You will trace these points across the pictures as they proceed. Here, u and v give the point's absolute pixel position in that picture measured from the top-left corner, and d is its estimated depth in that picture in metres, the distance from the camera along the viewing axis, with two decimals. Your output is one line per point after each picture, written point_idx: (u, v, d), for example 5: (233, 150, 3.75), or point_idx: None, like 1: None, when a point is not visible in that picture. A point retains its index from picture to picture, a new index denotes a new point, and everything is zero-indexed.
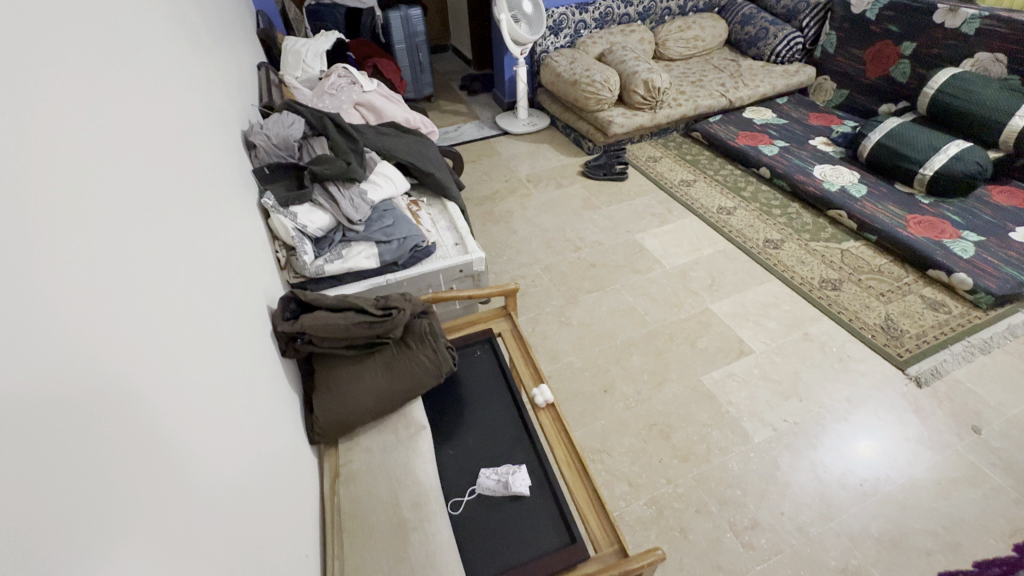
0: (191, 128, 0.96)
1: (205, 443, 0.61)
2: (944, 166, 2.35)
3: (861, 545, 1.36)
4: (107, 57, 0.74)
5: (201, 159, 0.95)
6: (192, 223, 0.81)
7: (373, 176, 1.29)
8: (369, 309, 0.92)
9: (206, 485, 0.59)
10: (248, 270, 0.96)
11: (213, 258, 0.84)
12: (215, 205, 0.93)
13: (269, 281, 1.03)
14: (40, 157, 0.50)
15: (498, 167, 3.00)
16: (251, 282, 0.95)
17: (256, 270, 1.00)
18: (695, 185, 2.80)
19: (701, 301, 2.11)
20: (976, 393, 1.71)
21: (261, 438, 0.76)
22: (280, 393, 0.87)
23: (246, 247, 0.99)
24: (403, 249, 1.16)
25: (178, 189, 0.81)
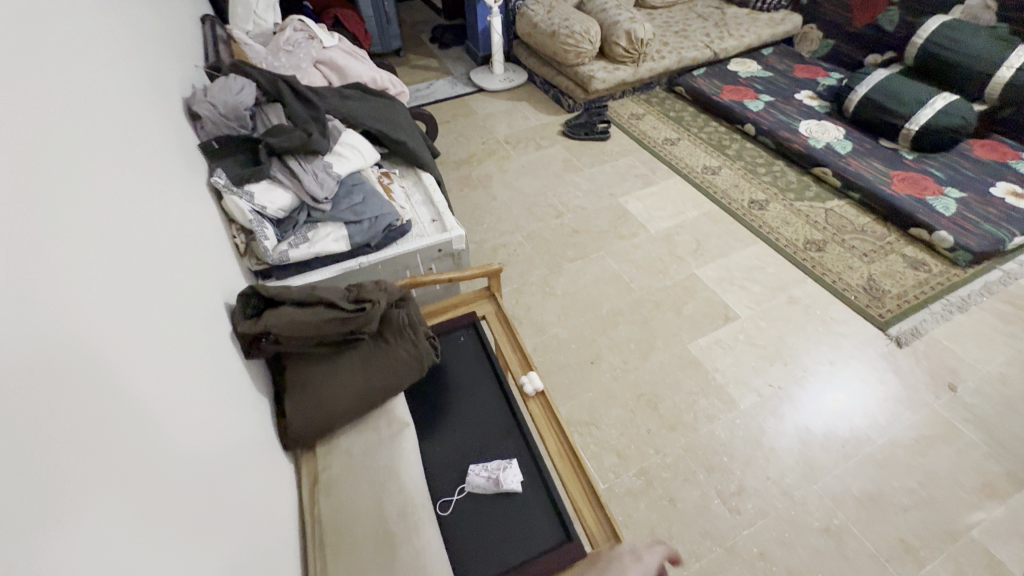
0: (127, 95, 0.84)
1: (180, 433, 0.60)
2: (929, 120, 2.32)
3: (842, 505, 1.39)
4: (10, 10, 0.61)
5: (140, 132, 0.84)
6: (135, 210, 0.71)
7: (338, 147, 1.17)
8: (340, 303, 0.83)
9: (186, 474, 0.58)
10: (205, 260, 0.86)
11: (163, 249, 0.74)
12: (157, 187, 0.81)
13: (227, 272, 0.93)
14: None
15: (474, 128, 2.84)
16: (210, 272, 0.86)
17: (214, 259, 0.90)
18: (679, 143, 2.71)
19: (686, 266, 2.07)
20: (952, 350, 1.75)
21: (232, 444, 0.70)
22: (248, 396, 0.79)
23: (200, 233, 0.89)
24: (375, 230, 1.06)
25: (116, 169, 0.71)
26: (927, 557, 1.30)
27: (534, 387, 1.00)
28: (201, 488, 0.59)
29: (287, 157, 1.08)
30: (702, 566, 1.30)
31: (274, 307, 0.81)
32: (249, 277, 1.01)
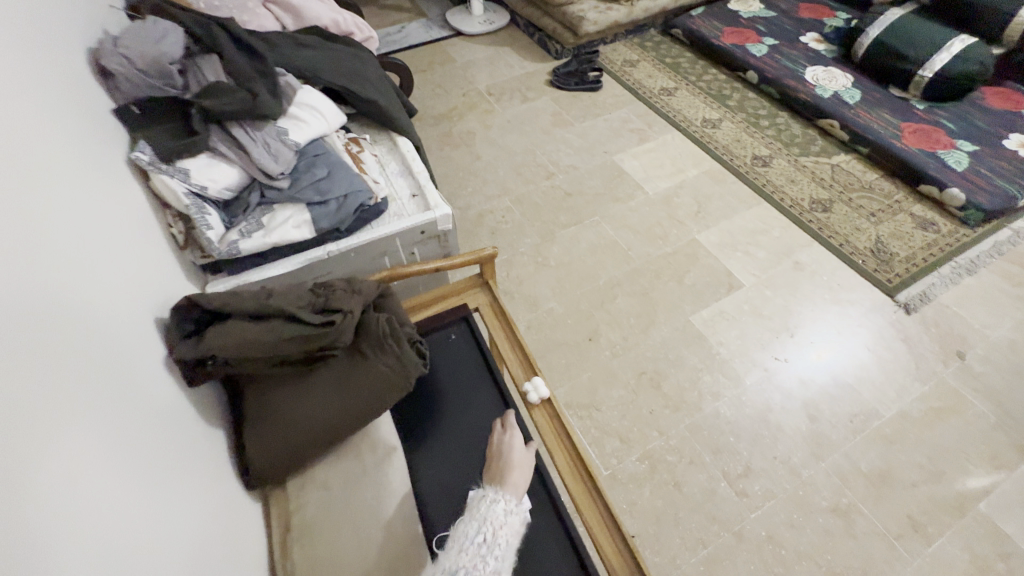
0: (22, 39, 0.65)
1: (103, 415, 0.51)
2: (945, 67, 2.16)
3: (851, 484, 1.35)
4: None
5: (38, 87, 0.64)
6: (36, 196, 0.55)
7: (293, 109, 0.97)
8: (304, 315, 0.67)
9: (116, 458, 0.50)
10: (135, 258, 0.70)
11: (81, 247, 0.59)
12: (65, 167, 0.63)
13: (166, 271, 0.76)
14: None
15: (453, 78, 2.57)
16: (144, 273, 0.70)
17: (148, 255, 0.74)
18: (676, 93, 2.50)
19: (687, 230, 1.93)
20: (961, 316, 1.68)
21: (181, 486, 0.57)
22: (196, 434, 0.65)
23: (129, 221, 0.72)
24: (345, 211, 0.89)
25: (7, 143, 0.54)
26: (935, 533, 1.27)
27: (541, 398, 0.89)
28: (135, 471, 0.52)
29: (230, 123, 0.88)
30: (710, 552, 1.25)
31: (220, 325, 0.65)
32: (192, 274, 0.84)
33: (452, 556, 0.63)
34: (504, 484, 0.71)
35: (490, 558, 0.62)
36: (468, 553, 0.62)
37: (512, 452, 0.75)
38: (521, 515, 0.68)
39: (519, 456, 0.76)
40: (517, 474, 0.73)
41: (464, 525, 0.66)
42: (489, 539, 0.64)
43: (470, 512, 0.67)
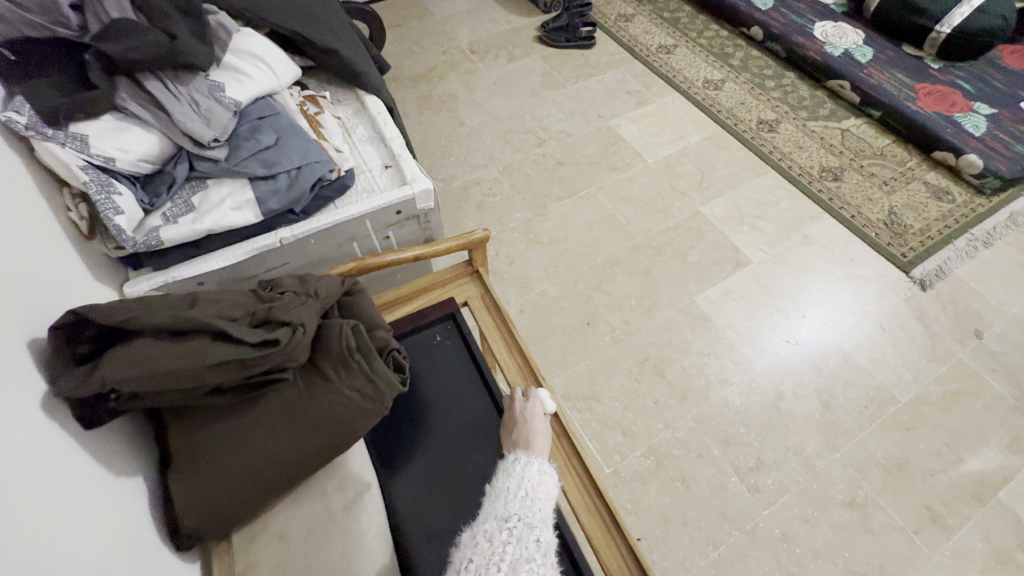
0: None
1: None
2: (965, 21, 2.00)
3: (868, 475, 1.27)
4: None
5: None
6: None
7: (230, 59, 0.78)
8: (239, 330, 0.51)
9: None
10: (14, 248, 0.52)
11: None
12: None
13: (64, 267, 0.59)
14: None
15: (430, 33, 2.33)
16: (26, 268, 0.52)
17: (35, 243, 0.56)
18: (676, 51, 2.30)
19: (690, 203, 1.79)
20: (978, 292, 1.59)
21: (81, 539, 0.43)
22: (103, 487, 0.49)
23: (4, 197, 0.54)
24: (298, 189, 0.72)
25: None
26: (955, 525, 1.21)
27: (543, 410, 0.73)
28: (19, 511, 0.39)
29: (143, 75, 0.68)
30: (720, 554, 1.17)
31: (119, 347, 0.48)
32: (104, 270, 0.67)
33: (501, 505, 0.60)
34: (531, 447, 0.68)
35: (538, 507, 0.60)
36: (516, 503, 0.60)
37: (535, 418, 0.71)
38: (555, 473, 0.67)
39: (541, 424, 0.72)
40: (541, 440, 0.69)
41: (504, 482, 0.63)
42: (531, 492, 0.62)
43: (505, 470, 0.65)
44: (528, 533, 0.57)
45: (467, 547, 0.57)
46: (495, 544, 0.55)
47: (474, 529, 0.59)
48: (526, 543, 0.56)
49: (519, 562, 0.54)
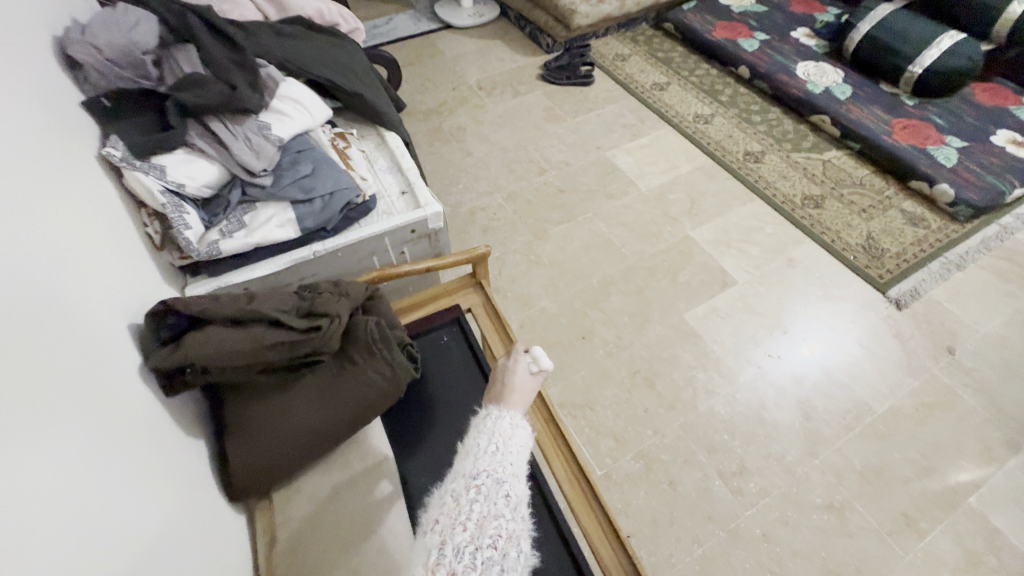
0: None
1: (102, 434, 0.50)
2: (935, 62, 2.15)
3: (846, 482, 1.35)
4: None
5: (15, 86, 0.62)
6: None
7: (276, 103, 0.93)
8: (289, 320, 0.64)
9: (94, 473, 0.47)
10: (103, 262, 0.64)
11: (33, 252, 0.52)
12: (42, 167, 0.61)
13: (144, 273, 0.73)
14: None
15: (442, 72, 2.53)
16: (99, 291, 0.61)
17: (107, 270, 0.64)
18: (669, 88, 2.48)
19: (680, 227, 1.92)
20: (952, 312, 1.68)
21: (162, 491, 0.55)
22: (178, 444, 0.62)
23: (80, 231, 0.62)
24: (331, 210, 0.86)
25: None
26: (928, 529, 1.28)
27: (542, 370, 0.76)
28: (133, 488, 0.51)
29: (208, 117, 0.84)
30: (705, 552, 1.25)
31: (198, 329, 0.62)
32: (170, 275, 0.80)
33: (470, 463, 0.58)
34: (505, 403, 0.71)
35: (509, 461, 0.59)
36: (486, 459, 0.58)
37: (512, 376, 0.75)
38: (528, 428, 0.66)
39: (521, 381, 0.75)
40: (517, 396, 0.73)
41: (474, 439, 0.62)
42: (503, 446, 0.60)
43: (477, 429, 0.63)
44: (497, 489, 0.55)
45: (435, 504, 0.55)
46: (462, 500, 0.53)
47: (442, 487, 0.57)
48: (495, 497, 0.54)
49: (486, 519, 0.52)
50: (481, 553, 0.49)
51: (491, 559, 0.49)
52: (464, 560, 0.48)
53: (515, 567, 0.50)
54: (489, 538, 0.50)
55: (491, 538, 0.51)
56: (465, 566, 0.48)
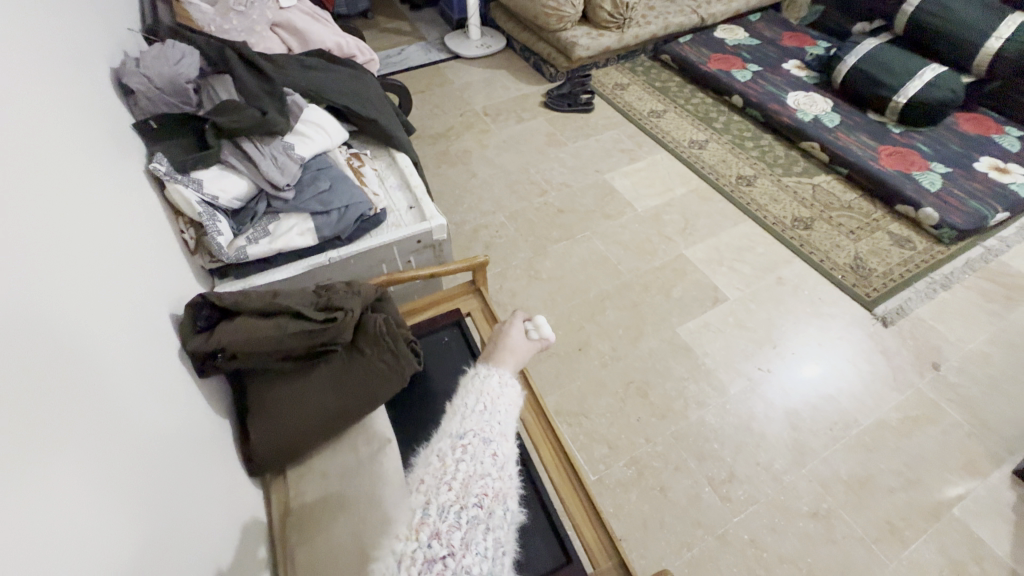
0: (40, 54, 0.68)
1: (140, 433, 0.56)
2: (918, 93, 2.26)
3: (832, 490, 1.40)
4: None
5: (82, 117, 0.74)
6: (49, 206, 0.57)
7: (300, 126, 1.04)
8: (308, 313, 0.74)
9: (132, 469, 0.52)
10: (149, 264, 0.74)
11: (88, 251, 0.61)
12: (103, 184, 0.72)
13: (181, 274, 0.83)
14: (67, 109, 0.71)
15: (450, 99, 2.68)
16: (107, 302, 0.60)
17: (115, 281, 0.64)
18: (665, 115, 2.60)
19: (675, 246, 2.01)
20: (938, 330, 1.74)
21: (190, 464, 0.63)
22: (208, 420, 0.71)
23: (88, 243, 0.62)
24: (345, 221, 0.95)
25: (28, 150, 0.57)
26: (912, 537, 1.32)
27: (545, 339, 0.82)
28: (162, 482, 0.56)
29: (240, 138, 0.95)
30: (693, 556, 1.29)
31: (231, 320, 0.73)
32: (201, 276, 0.89)
33: (456, 423, 0.57)
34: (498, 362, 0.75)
35: (498, 420, 0.59)
36: (473, 418, 0.57)
37: (510, 337, 0.80)
38: (517, 387, 0.65)
39: (516, 342, 0.80)
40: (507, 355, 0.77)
41: (462, 399, 0.61)
42: (491, 405, 0.60)
43: (465, 388, 0.62)
44: (484, 449, 0.55)
45: (421, 464, 0.55)
46: (448, 461, 0.53)
47: (428, 447, 0.56)
48: (482, 458, 0.54)
49: (473, 478, 0.52)
50: (466, 513, 0.49)
51: (476, 518, 0.49)
52: (449, 519, 0.48)
53: (500, 524, 0.51)
54: (474, 498, 0.50)
55: (476, 498, 0.50)
56: (450, 524, 0.48)
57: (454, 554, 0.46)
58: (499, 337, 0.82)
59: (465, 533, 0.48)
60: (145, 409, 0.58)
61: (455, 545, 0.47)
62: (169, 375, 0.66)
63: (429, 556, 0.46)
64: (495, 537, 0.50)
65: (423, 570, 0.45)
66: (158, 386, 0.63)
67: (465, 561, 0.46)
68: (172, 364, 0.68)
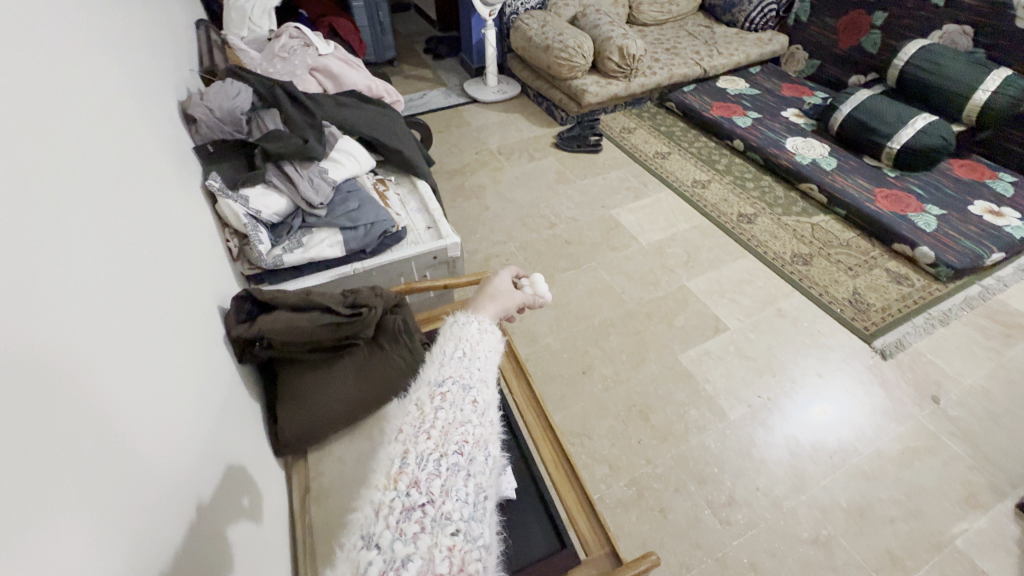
0: (105, 95, 0.80)
1: (160, 434, 0.59)
2: (911, 139, 2.37)
3: (832, 517, 1.41)
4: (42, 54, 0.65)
5: (141, 146, 0.87)
6: (108, 219, 0.66)
7: (334, 153, 1.21)
8: (337, 308, 0.91)
9: (149, 469, 0.54)
10: (187, 270, 0.85)
11: (135, 255, 0.70)
12: (154, 199, 0.83)
13: (214, 281, 0.94)
14: (129, 140, 0.83)
15: (468, 138, 2.86)
16: (106, 325, 0.56)
17: (119, 300, 0.61)
18: (670, 157, 2.75)
19: (677, 277, 2.09)
20: (936, 363, 1.77)
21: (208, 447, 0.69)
22: (228, 404, 0.80)
23: (103, 262, 0.61)
24: (370, 236, 1.09)
25: (92, 173, 0.67)
26: (913, 567, 1.32)
27: (541, 299, 0.91)
28: (173, 483, 0.58)
29: (283, 163, 1.12)
30: None
31: (269, 311, 0.89)
32: (241, 279, 1.06)
33: (436, 371, 0.63)
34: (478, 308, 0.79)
35: (475, 367, 0.65)
36: (451, 368, 0.63)
37: (497, 282, 0.85)
38: (495, 334, 0.72)
39: (500, 288, 0.84)
40: (488, 302, 0.81)
41: (441, 347, 0.67)
42: (470, 352, 0.66)
43: (445, 335, 0.68)
44: (463, 396, 0.60)
45: (402, 412, 0.61)
46: (427, 409, 0.58)
47: (409, 395, 0.62)
48: (460, 406, 0.60)
49: (453, 425, 0.58)
50: (445, 460, 0.55)
51: (455, 465, 0.55)
52: (428, 467, 0.54)
53: (480, 469, 0.57)
54: (454, 445, 0.56)
55: (456, 445, 0.56)
56: (428, 472, 0.53)
57: (433, 501, 0.51)
58: (485, 283, 0.85)
59: (445, 480, 0.53)
60: (138, 442, 0.54)
61: (434, 492, 0.52)
62: (165, 400, 0.62)
63: (408, 504, 0.51)
64: (476, 483, 0.56)
65: (402, 516, 0.50)
66: (158, 412, 0.60)
67: (445, 507, 0.51)
68: (176, 379, 0.67)
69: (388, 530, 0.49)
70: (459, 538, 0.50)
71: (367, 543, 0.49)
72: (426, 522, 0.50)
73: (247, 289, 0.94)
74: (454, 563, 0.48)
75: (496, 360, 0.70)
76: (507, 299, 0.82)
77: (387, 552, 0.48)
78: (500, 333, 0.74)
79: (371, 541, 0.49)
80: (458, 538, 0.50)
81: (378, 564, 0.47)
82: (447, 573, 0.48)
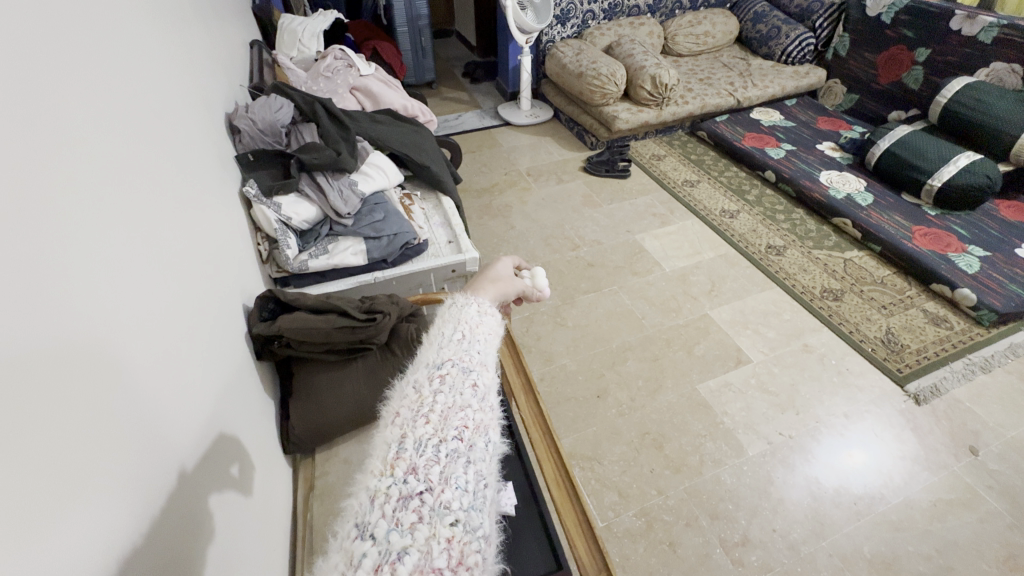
0: (155, 100, 0.86)
1: (163, 418, 0.62)
2: (952, 177, 2.28)
3: (853, 566, 1.33)
4: (109, 67, 0.73)
5: (186, 150, 0.94)
6: (151, 217, 0.73)
7: (365, 167, 1.32)
8: (354, 313, 0.98)
9: (147, 456, 0.57)
10: (214, 265, 0.90)
11: (172, 247, 0.76)
12: (193, 201, 0.90)
13: (237, 277, 1.00)
14: (176, 144, 0.90)
15: (498, 159, 2.93)
16: (125, 325, 0.58)
17: (148, 293, 0.65)
18: (698, 185, 2.74)
19: (700, 306, 2.06)
20: (975, 413, 1.67)
21: (207, 433, 0.73)
22: (232, 393, 0.84)
23: (141, 254, 0.67)
24: (392, 247, 1.19)
25: (138, 170, 0.73)
26: None
27: (540, 293, 0.92)
28: (167, 469, 0.61)
29: (315, 174, 1.22)
30: None
31: (290, 311, 0.97)
32: (269, 281, 1.16)
33: (434, 354, 0.65)
34: (479, 292, 0.81)
35: (475, 353, 0.67)
36: (450, 354, 0.65)
37: (499, 268, 0.87)
38: (496, 319, 0.74)
39: (500, 274, 0.86)
40: (489, 287, 0.83)
41: (440, 329, 0.69)
42: (470, 335, 0.68)
43: (443, 317, 0.70)
44: (463, 378, 0.62)
45: (400, 395, 0.62)
46: (425, 393, 0.60)
47: (407, 377, 0.64)
48: (460, 390, 0.61)
49: (453, 409, 0.59)
50: (445, 446, 0.56)
51: (454, 452, 0.56)
52: (427, 453, 0.55)
53: (481, 456, 0.58)
54: (453, 431, 0.57)
55: (456, 431, 0.57)
56: (426, 459, 0.54)
57: (432, 489, 0.52)
58: (488, 267, 0.88)
59: (443, 468, 0.54)
60: (132, 440, 0.55)
61: (433, 480, 0.53)
62: (163, 404, 0.63)
63: (405, 492, 0.51)
64: (477, 471, 0.56)
65: (398, 505, 0.51)
66: (164, 401, 0.63)
67: (444, 496, 0.52)
68: (186, 369, 0.70)
69: (383, 519, 0.50)
70: (457, 530, 0.51)
71: (361, 533, 0.50)
72: (423, 513, 0.51)
73: (270, 289, 1.01)
74: (452, 556, 0.49)
75: (495, 345, 0.72)
76: (507, 286, 0.84)
77: (382, 544, 0.48)
78: (500, 317, 0.76)
79: (365, 531, 0.49)
80: (457, 530, 0.51)
81: (372, 557, 0.47)
82: (445, 566, 0.48)
